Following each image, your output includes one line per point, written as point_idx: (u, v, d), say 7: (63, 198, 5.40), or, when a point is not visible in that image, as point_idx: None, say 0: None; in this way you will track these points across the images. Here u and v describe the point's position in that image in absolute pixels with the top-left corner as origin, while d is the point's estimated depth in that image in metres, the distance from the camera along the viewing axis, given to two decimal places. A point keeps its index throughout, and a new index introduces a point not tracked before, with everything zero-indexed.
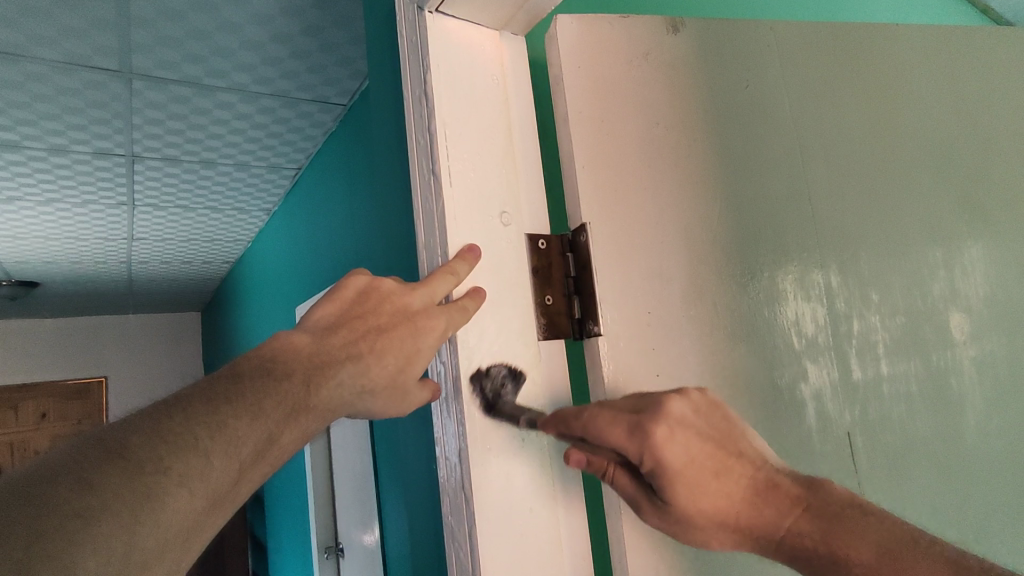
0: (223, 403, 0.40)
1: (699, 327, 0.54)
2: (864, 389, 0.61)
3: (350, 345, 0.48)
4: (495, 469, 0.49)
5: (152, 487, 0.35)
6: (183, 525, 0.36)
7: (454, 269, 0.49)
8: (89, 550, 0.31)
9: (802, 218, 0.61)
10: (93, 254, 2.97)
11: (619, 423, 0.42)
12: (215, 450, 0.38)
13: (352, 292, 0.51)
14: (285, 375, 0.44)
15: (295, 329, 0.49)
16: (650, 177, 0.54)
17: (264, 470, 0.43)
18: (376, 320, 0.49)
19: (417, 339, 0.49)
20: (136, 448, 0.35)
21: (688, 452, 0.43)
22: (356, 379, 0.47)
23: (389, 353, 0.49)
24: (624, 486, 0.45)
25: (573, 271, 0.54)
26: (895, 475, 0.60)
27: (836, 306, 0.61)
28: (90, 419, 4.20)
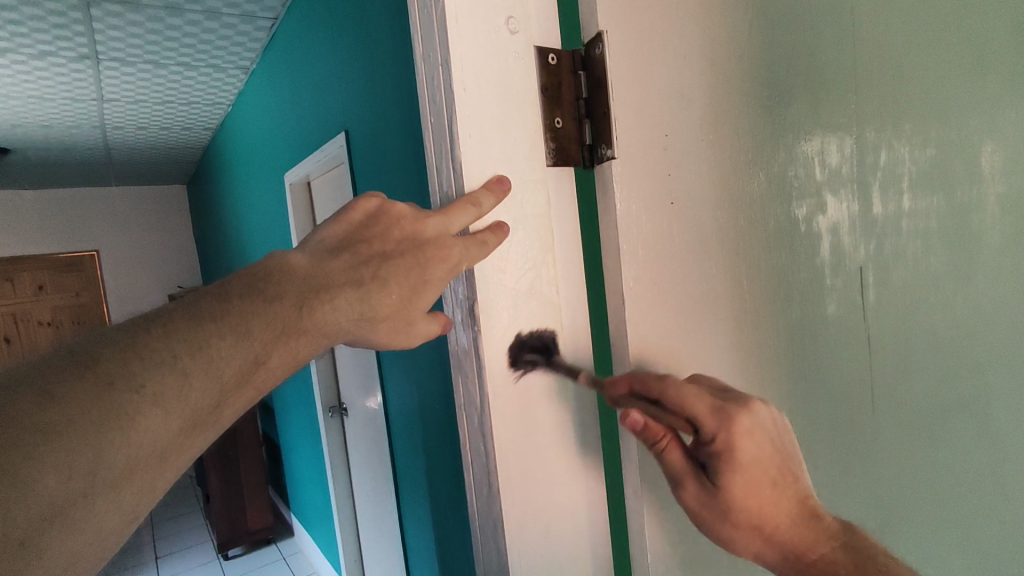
0: (206, 321, 0.38)
1: (718, 150, 0.51)
2: (882, 225, 0.58)
3: (351, 275, 0.44)
4: (500, 312, 0.48)
5: (124, 403, 0.34)
6: (159, 444, 0.35)
7: (474, 200, 0.45)
8: (49, 466, 0.30)
9: (841, 38, 0.55)
10: (64, 117, 2.80)
11: (705, 399, 0.42)
12: (194, 370, 0.37)
13: (359, 214, 0.46)
14: (275, 296, 0.41)
15: (293, 250, 0.45)
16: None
17: (255, 392, 0.41)
18: (382, 246, 0.45)
19: (426, 270, 0.45)
20: (109, 361, 0.34)
21: (757, 453, 0.43)
22: (357, 310, 0.44)
23: (394, 283, 0.45)
24: (676, 462, 0.44)
25: (585, 92, 0.50)
26: (902, 314, 0.60)
27: (864, 136, 0.57)
28: (87, 291, 4.25)
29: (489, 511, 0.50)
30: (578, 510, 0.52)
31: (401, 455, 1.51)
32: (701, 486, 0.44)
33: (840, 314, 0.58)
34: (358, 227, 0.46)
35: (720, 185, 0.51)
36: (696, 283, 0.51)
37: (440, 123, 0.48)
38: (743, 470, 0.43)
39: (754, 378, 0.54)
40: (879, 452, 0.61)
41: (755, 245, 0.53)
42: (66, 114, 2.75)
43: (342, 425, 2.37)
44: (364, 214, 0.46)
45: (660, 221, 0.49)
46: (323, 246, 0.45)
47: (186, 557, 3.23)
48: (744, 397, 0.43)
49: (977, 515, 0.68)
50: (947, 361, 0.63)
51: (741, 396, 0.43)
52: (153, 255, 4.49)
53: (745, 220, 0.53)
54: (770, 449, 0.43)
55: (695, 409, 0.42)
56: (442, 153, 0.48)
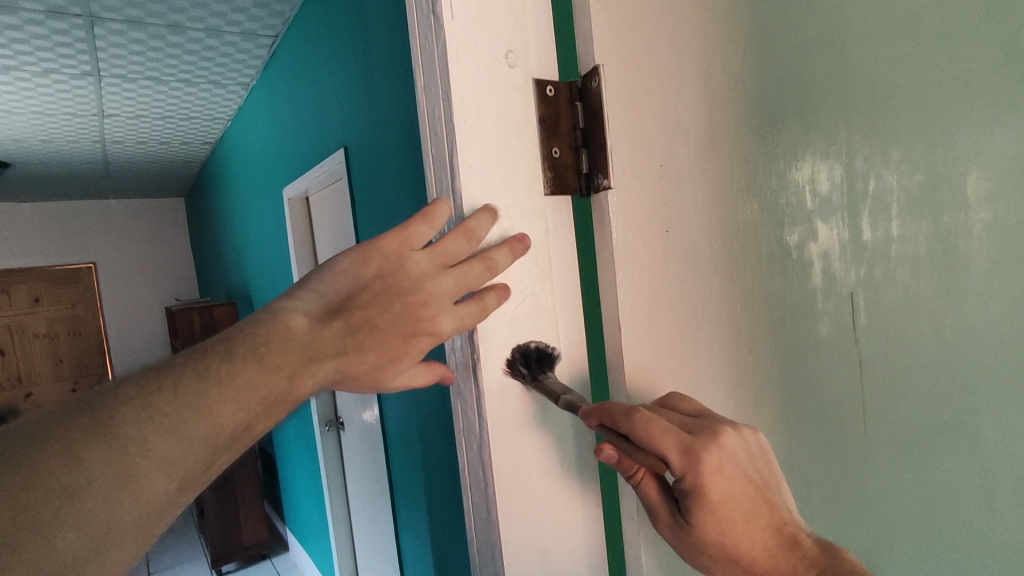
0: (211, 383, 0.38)
1: (711, 179, 0.53)
2: (872, 250, 0.60)
3: (337, 344, 0.44)
4: (497, 341, 0.49)
5: (132, 470, 0.35)
6: (163, 504, 0.37)
7: (491, 263, 0.46)
8: (68, 527, 0.33)
9: (830, 70, 0.57)
10: (64, 132, 2.81)
11: (672, 438, 0.41)
12: (196, 437, 0.38)
13: (370, 271, 0.44)
14: (277, 361, 0.41)
15: (292, 308, 0.43)
16: (673, 17, 0.50)
17: (252, 446, 0.42)
18: (373, 312, 0.44)
19: (405, 340, 0.46)
20: (120, 425, 0.35)
21: (730, 488, 0.42)
22: (333, 376, 0.44)
23: (373, 352, 0.45)
24: (652, 496, 0.45)
25: (581, 123, 0.51)
26: (892, 337, 0.61)
27: (853, 164, 0.58)
28: (83, 303, 4.25)
29: (488, 536, 0.51)
30: (576, 536, 0.53)
31: (398, 470, 1.52)
32: (675, 520, 0.44)
33: (832, 338, 0.59)
34: (364, 287, 0.44)
35: (713, 214, 0.53)
36: (690, 309, 0.52)
37: (440, 155, 0.49)
38: (715, 506, 0.42)
39: (748, 402, 0.55)
40: (870, 473, 0.62)
41: (748, 272, 0.54)
42: (66, 129, 2.77)
43: (338, 439, 2.37)
44: (374, 274, 0.44)
45: (655, 248, 0.50)
46: (319, 306, 0.44)
47: (180, 572, 3.20)
48: (715, 429, 0.42)
49: (968, 534, 0.69)
50: (936, 382, 0.64)
51: (711, 429, 0.42)
52: (150, 267, 4.50)
53: (738, 246, 0.54)
54: (742, 482, 0.42)
55: (662, 448, 0.41)
56: (443, 183, 0.49)
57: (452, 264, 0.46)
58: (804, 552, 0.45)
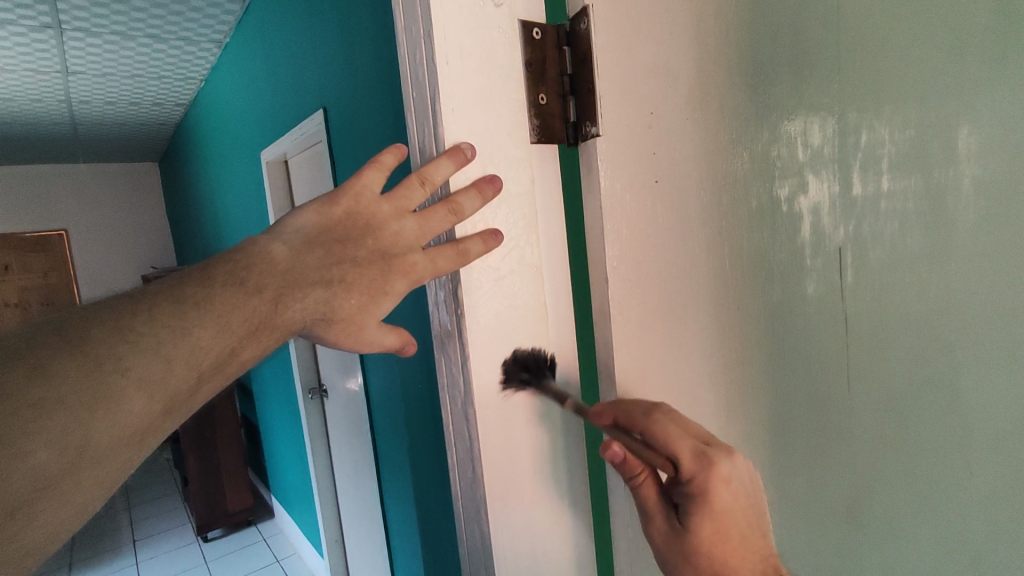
0: (191, 307, 0.42)
1: (701, 129, 0.51)
2: (862, 205, 0.59)
3: (321, 274, 0.46)
4: (481, 295, 0.47)
5: (110, 385, 0.37)
6: (141, 424, 0.39)
7: (456, 206, 0.45)
8: (43, 439, 0.34)
9: (825, 17, 0.55)
10: (27, 90, 2.69)
11: (687, 442, 0.43)
12: (177, 357, 0.40)
13: (341, 211, 0.47)
14: (255, 289, 0.44)
15: (273, 238, 0.47)
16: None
17: (227, 378, 0.45)
18: (354, 251, 0.47)
19: (387, 282, 0.47)
20: (99, 342, 0.38)
21: (732, 501, 0.43)
22: (320, 309, 0.47)
23: (357, 286, 0.47)
24: (647, 501, 0.45)
25: (569, 69, 0.49)
26: (878, 294, 0.61)
27: (846, 116, 0.57)
28: (57, 272, 4.16)
29: (472, 493, 0.50)
30: (560, 490, 0.53)
31: (383, 435, 1.52)
32: (670, 525, 0.45)
33: (820, 294, 0.59)
34: (338, 224, 0.47)
35: (702, 163, 0.51)
36: (677, 262, 0.51)
37: (422, 100, 0.47)
38: (719, 516, 0.43)
39: (733, 355, 0.55)
40: (850, 428, 0.62)
41: (737, 227, 0.54)
42: (29, 86, 2.65)
43: (322, 407, 2.36)
44: (345, 212, 0.47)
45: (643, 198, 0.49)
46: (299, 238, 0.46)
47: (165, 538, 3.21)
48: (728, 445, 0.44)
49: (947, 492, 0.70)
50: (920, 337, 0.64)
51: (725, 443, 0.44)
52: (125, 235, 4.39)
53: (727, 199, 0.53)
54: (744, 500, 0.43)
55: (677, 448, 0.43)
56: (425, 130, 0.47)
57: (436, 211, 0.45)
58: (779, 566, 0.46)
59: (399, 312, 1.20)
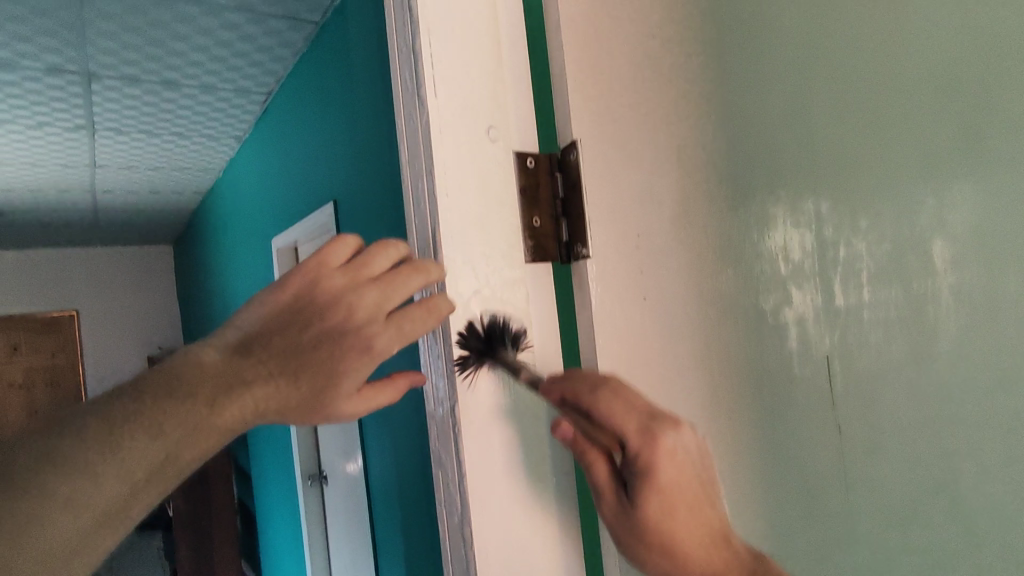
0: (121, 419, 0.39)
1: (688, 248, 0.54)
2: (846, 315, 0.61)
3: (261, 369, 0.44)
4: (474, 409, 0.49)
5: (32, 512, 0.36)
6: (73, 544, 0.37)
7: (423, 266, 0.47)
8: None
9: (796, 142, 0.60)
10: (56, 181, 2.83)
11: (632, 415, 0.43)
12: (105, 472, 0.38)
13: (289, 295, 0.46)
14: (189, 393, 0.41)
15: (206, 344, 0.44)
16: (650, 98, 0.54)
17: (174, 480, 0.42)
18: (302, 335, 0.45)
19: (341, 360, 0.46)
20: (20, 469, 0.36)
21: (680, 473, 0.43)
22: (265, 401, 0.44)
23: (306, 374, 0.45)
24: (600, 478, 0.46)
25: (560, 192, 0.53)
26: (870, 403, 0.61)
27: (824, 232, 0.61)
28: (66, 352, 4.20)
29: None
30: None
31: (381, 527, 1.48)
32: (620, 502, 0.45)
33: (813, 401, 0.61)
34: (287, 311, 0.46)
35: (690, 278, 0.54)
36: (668, 371, 0.53)
37: (423, 226, 0.51)
38: (664, 491, 0.43)
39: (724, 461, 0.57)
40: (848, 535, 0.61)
41: (726, 339, 0.56)
42: (58, 178, 2.79)
43: (321, 494, 2.31)
44: (293, 297, 0.46)
45: (631, 310, 0.53)
46: (237, 339, 0.44)
47: None
48: (676, 418, 0.44)
49: None
50: None
51: (674, 416, 0.44)
52: (135, 315, 4.46)
53: (716, 312, 0.55)
54: (691, 476, 0.43)
55: (622, 423, 0.43)
56: (426, 253, 0.51)
57: (399, 283, 0.47)
58: (734, 548, 0.46)
59: (401, 401, 1.21)
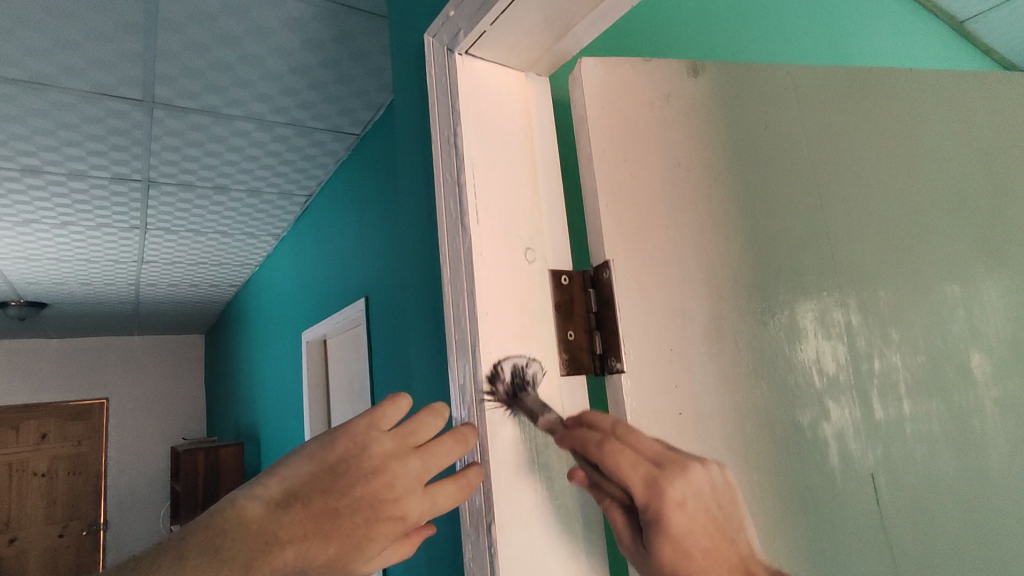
0: None
1: (719, 361, 0.55)
2: (886, 429, 0.60)
3: (298, 530, 0.42)
4: (511, 516, 0.50)
5: None
6: None
7: (465, 438, 0.48)
8: None
9: (822, 256, 0.62)
10: (104, 275, 2.98)
11: (638, 470, 0.44)
12: None
13: (335, 454, 0.44)
14: (224, 556, 0.39)
15: (252, 494, 0.42)
16: (674, 212, 0.56)
17: None
18: (338, 500, 0.43)
19: (373, 529, 0.44)
20: None
21: (689, 520, 0.45)
22: (294, 563, 0.41)
23: (336, 538, 0.43)
24: (619, 524, 0.48)
25: (595, 307, 0.55)
26: (920, 520, 0.59)
27: (857, 344, 0.61)
28: (91, 440, 4.21)
29: None
30: None
31: None
32: (636, 545, 0.47)
33: (861, 522, 0.57)
34: (328, 471, 0.43)
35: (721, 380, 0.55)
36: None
37: (463, 341, 0.53)
38: (675, 539, 0.45)
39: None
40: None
41: (765, 455, 0.55)
42: (106, 272, 2.94)
43: None
44: (338, 457, 0.44)
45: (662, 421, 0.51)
46: (281, 493, 0.42)
47: None
48: (684, 464, 0.45)
49: None
50: (973, 564, 0.61)
51: (680, 463, 0.45)
52: (162, 403, 4.50)
53: (752, 427, 0.55)
54: (704, 517, 0.45)
55: (629, 477, 0.44)
56: (465, 366, 0.53)
57: (445, 445, 0.47)
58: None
59: None
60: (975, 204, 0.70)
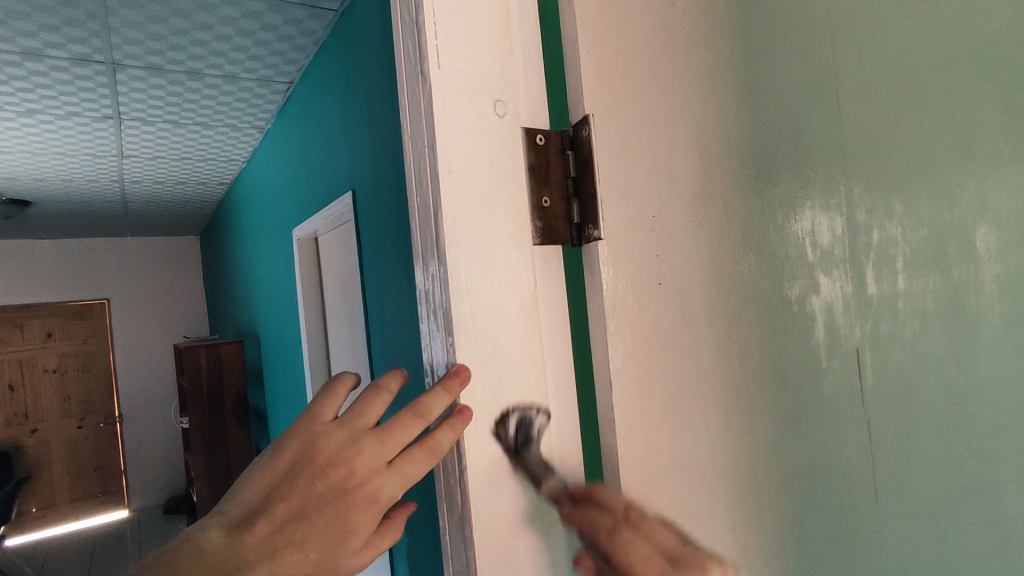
0: None
1: (707, 230, 0.51)
2: (877, 305, 0.57)
3: (264, 547, 0.40)
4: (479, 384, 0.47)
5: None
6: None
7: (425, 409, 0.44)
8: None
9: (828, 118, 0.56)
10: (84, 171, 2.88)
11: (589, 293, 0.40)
12: None
13: (285, 462, 0.42)
14: None
15: (211, 525, 0.40)
16: (672, 118, 0.50)
17: None
18: (300, 501, 0.41)
19: (349, 518, 0.42)
20: None
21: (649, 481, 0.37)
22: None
23: (310, 542, 0.41)
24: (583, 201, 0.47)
25: (573, 172, 0.50)
26: (902, 395, 0.58)
27: (855, 216, 0.57)
28: (96, 339, 4.30)
29: None
30: None
31: None
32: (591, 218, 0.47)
33: (841, 397, 0.56)
34: (283, 479, 0.41)
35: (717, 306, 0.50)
36: (691, 435, 0.49)
37: (426, 207, 0.48)
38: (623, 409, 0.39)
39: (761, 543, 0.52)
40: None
41: (748, 328, 0.52)
42: (86, 168, 2.84)
43: None
44: (290, 462, 0.42)
45: (649, 361, 0.48)
46: (239, 515, 0.40)
47: None
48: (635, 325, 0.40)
49: None
50: (950, 439, 0.60)
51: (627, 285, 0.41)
52: (162, 304, 4.54)
53: (736, 301, 0.52)
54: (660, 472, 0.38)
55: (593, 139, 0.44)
56: (428, 233, 0.48)
57: (402, 417, 0.44)
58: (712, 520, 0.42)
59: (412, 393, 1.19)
60: (1006, 62, 0.62)
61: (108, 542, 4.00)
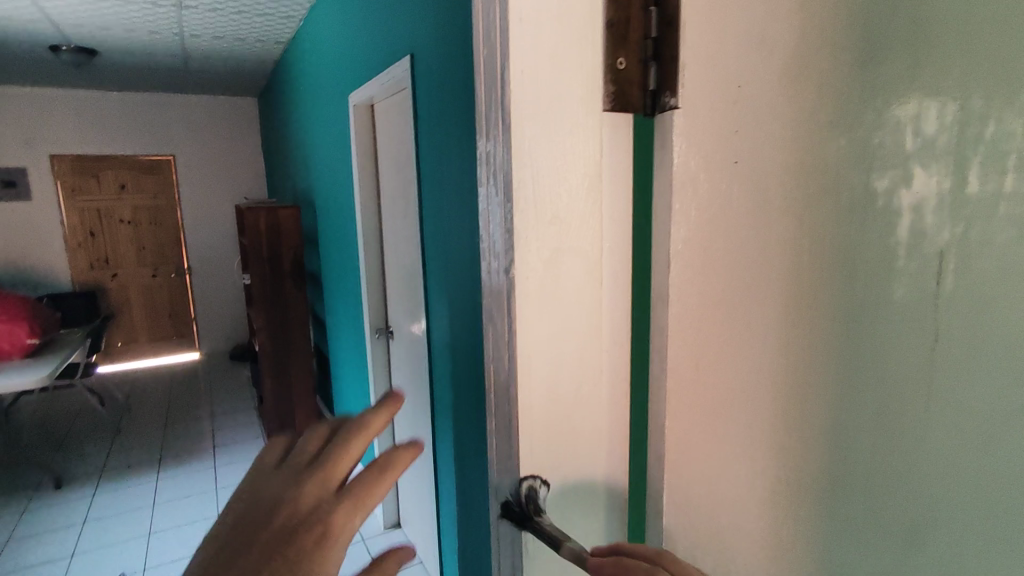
0: None
1: (793, 105, 0.46)
2: (976, 207, 0.51)
3: (277, 488, 0.39)
4: (535, 251, 0.47)
5: None
6: None
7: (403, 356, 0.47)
8: None
9: None
10: (145, 21, 2.85)
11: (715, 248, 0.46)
12: None
13: (281, 440, 0.44)
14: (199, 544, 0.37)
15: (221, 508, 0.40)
16: (770, 90, 0.46)
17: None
18: (303, 449, 0.42)
19: (357, 438, 0.42)
20: None
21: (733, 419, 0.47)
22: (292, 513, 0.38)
23: (323, 472, 0.40)
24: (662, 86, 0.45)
25: (654, 31, 0.45)
26: (985, 314, 0.52)
27: (975, 101, 0.48)
28: (165, 194, 4.51)
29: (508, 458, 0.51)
30: (592, 461, 0.53)
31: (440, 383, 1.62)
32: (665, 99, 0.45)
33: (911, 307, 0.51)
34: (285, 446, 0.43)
35: (788, 294, 0.49)
36: (734, 401, 0.52)
37: (490, 60, 0.45)
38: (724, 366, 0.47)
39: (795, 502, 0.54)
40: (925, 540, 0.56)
41: (817, 220, 0.48)
42: (146, 18, 2.81)
43: (386, 347, 2.51)
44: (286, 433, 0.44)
45: (703, 324, 0.50)
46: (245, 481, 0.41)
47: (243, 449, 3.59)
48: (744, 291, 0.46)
49: None
50: None
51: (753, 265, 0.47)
52: (223, 165, 4.67)
53: (812, 187, 0.48)
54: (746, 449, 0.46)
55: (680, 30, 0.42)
56: (490, 90, 0.46)
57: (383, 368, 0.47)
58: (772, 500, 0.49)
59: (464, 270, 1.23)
60: None
61: (185, 377, 4.50)
